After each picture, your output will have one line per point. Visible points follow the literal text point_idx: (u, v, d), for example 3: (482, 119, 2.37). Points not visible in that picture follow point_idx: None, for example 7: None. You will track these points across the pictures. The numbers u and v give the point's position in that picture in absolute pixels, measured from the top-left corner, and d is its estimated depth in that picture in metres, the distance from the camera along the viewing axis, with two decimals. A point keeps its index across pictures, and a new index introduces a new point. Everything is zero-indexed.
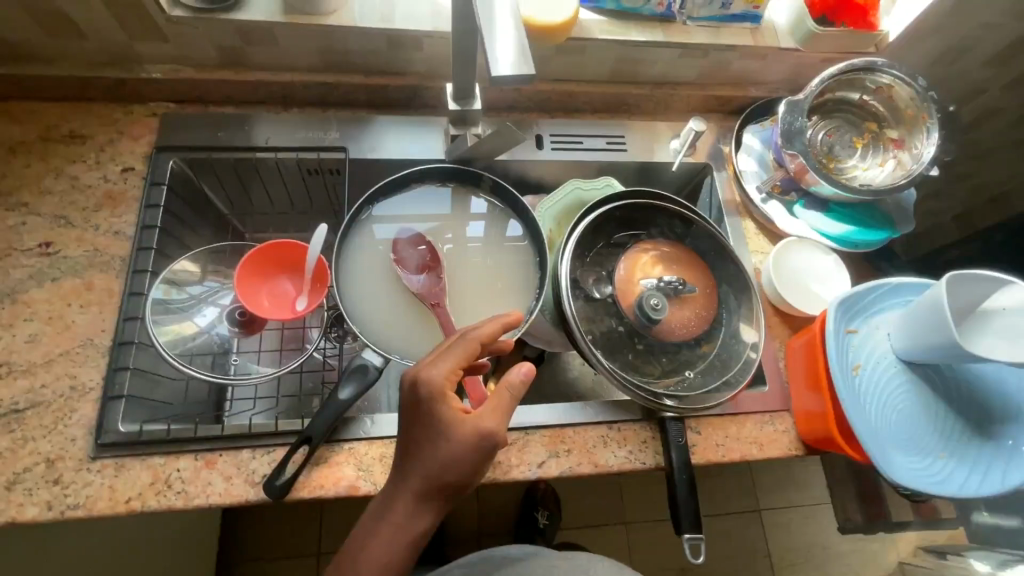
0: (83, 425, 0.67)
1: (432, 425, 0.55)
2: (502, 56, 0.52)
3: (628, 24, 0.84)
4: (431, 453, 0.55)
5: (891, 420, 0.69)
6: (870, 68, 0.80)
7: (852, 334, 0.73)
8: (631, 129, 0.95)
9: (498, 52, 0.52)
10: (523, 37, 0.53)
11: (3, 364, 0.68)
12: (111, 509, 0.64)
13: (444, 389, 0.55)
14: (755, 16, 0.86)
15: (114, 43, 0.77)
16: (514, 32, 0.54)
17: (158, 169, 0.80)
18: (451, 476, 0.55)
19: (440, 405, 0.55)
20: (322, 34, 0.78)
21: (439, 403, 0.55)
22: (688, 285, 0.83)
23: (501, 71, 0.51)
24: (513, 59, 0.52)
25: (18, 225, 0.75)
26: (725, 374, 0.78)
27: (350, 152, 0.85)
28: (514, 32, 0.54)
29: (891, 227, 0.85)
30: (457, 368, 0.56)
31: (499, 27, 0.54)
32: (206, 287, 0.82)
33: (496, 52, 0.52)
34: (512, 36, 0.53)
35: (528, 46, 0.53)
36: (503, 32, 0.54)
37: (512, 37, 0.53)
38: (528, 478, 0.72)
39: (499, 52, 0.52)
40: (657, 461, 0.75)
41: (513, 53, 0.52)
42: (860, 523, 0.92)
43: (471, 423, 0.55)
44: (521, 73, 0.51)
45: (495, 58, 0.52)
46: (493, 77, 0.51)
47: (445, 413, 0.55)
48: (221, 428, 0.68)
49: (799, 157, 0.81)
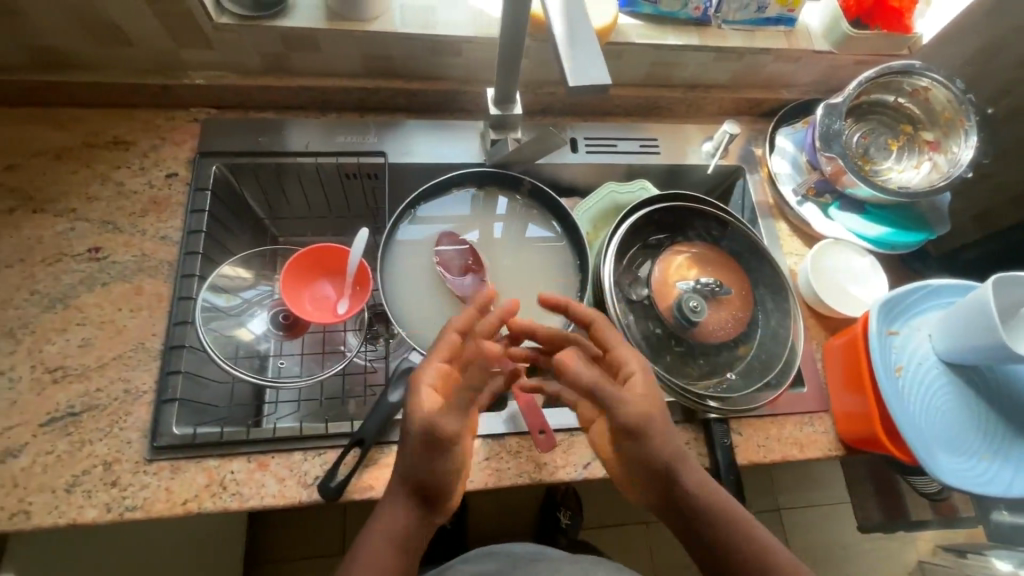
0: (139, 428, 0.68)
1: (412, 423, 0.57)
2: (577, 64, 0.50)
3: (664, 28, 0.85)
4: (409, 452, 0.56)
5: (926, 407, 0.70)
6: (908, 72, 0.81)
7: (893, 335, 0.73)
8: (664, 132, 0.95)
9: (572, 60, 0.50)
10: (597, 45, 0.51)
11: (58, 369, 0.69)
12: (168, 511, 0.65)
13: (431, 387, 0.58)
14: (790, 19, 0.86)
15: (160, 50, 0.78)
16: (591, 41, 0.52)
17: (201, 175, 0.81)
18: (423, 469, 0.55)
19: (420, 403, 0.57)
20: (364, 40, 0.79)
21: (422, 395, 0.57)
22: (724, 287, 0.83)
23: (578, 81, 0.49)
24: (589, 66, 0.50)
25: (67, 231, 0.76)
26: (767, 375, 0.79)
27: (389, 157, 0.86)
28: (589, 40, 0.51)
29: (925, 229, 0.86)
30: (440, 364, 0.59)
31: (566, 36, 0.52)
32: (258, 291, 0.84)
33: (571, 60, 0.50)
34: (588, 45, 0.51)
35: (599, 53, 0.51)
36: (577, 40, 0.51)
37: (587, 45, 0.51)
38: (574, 479, 0.73)
39: (575, 61, 0.50)
40: (700, 463, 0.75)
41: (588, 61, 0.50)
42: (881, 520, 0.96)
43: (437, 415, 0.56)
44: (597, 82, 0.49)
45: (570, 66, 0.50)
46: (570, 87, 0.49)
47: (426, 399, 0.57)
48: (273, 430, 0.69)
49: (837, 159, 0.81)
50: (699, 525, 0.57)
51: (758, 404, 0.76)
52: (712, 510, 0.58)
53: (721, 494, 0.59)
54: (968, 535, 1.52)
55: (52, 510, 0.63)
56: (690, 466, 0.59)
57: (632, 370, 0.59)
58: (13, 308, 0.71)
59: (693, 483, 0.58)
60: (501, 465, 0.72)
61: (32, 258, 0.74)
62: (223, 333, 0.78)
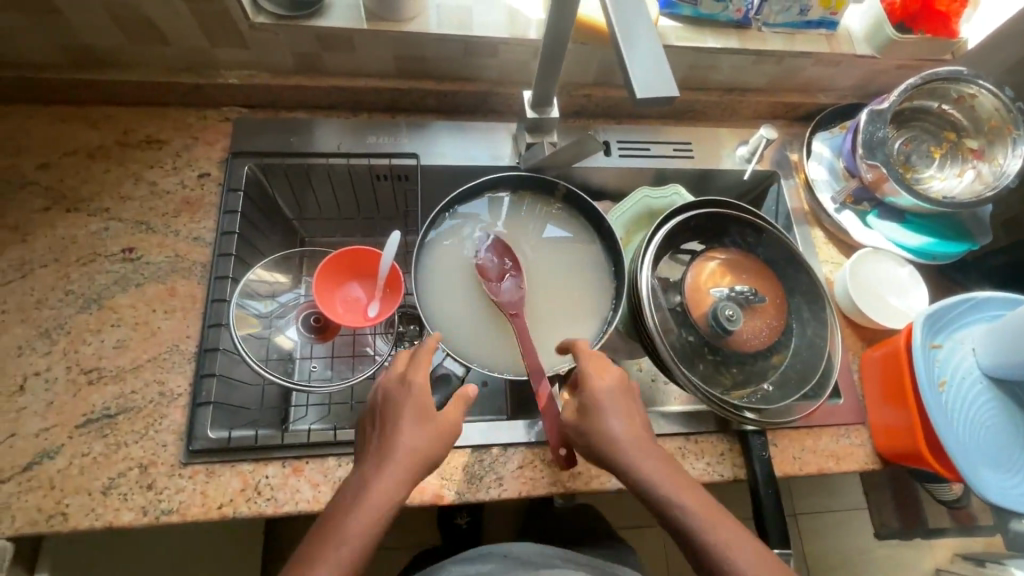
0: (174, 431, 0.68)
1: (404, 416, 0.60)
2: (643, 73, 0.48)
3: (703, 31, 0.83)
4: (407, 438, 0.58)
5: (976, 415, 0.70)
6: (956, 78, 0.79)
7: (936, 349, 0.72)
8: (698, 136, 0.94)
9: (638, 69, 0.48)
10: (661, 51, 0.49)
11: (94, 370, 0.69)
12: (203, 515, 0.65)
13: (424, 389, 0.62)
14: (832, 22, 0.84)
15: (195, 49, 0.77)
16: (654, 46, 0.49)
17: (233, 176, 0.81)
18: (425, 453, 0.59)
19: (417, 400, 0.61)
20: (400, 40, 0.78)
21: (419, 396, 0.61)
22: (760, 295, 0.81)
23: (646, 92, 0.47)
24: (656, 76, 0.48)
25: (101, 230, 0.76)
26: (804, 386, 0.77)
27: (421, 159, 0.85)
28: (653, 46, 0.49)
29: (967, 239, 0.84)
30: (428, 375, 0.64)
31: (631, 41, 0.49)
32: (294, 295, 0.84)
33: (637, 69, 0.48)
34: (652, 51, 0.49)
35: (666, 62, 0.49)
36: (641, 45, 0.49)
37: (651, 51, 0.49)
38: (608, 489, 0.72)
39: (641, 70, 0.48)
40: (735, 474, 0.75)
41: (654, 70, 0.48)
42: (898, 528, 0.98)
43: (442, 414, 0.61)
44: (665, 93, 0.47)
45: (636, 75, 0.48)
46: (639, 99, 0.47)
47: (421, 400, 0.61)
48: (307, 435, 0.69)
49: (879, 167, 0.80)
50: (704, 542, 0.55)
51: (793, 417, 0.76)
52: (693, 508, 0.56)
53: (704, 497, 0.58)
54: (987, 545, 1.50)
55: (89, 512, 0.63)
56: (656, 465, 0.59)
57: (592, 376, 0.63)
58: (49, 308, 0.71)
59: (659, 481, 0.58)
60: (535, 473, 0.71)
61: (67, 258, 0.74)
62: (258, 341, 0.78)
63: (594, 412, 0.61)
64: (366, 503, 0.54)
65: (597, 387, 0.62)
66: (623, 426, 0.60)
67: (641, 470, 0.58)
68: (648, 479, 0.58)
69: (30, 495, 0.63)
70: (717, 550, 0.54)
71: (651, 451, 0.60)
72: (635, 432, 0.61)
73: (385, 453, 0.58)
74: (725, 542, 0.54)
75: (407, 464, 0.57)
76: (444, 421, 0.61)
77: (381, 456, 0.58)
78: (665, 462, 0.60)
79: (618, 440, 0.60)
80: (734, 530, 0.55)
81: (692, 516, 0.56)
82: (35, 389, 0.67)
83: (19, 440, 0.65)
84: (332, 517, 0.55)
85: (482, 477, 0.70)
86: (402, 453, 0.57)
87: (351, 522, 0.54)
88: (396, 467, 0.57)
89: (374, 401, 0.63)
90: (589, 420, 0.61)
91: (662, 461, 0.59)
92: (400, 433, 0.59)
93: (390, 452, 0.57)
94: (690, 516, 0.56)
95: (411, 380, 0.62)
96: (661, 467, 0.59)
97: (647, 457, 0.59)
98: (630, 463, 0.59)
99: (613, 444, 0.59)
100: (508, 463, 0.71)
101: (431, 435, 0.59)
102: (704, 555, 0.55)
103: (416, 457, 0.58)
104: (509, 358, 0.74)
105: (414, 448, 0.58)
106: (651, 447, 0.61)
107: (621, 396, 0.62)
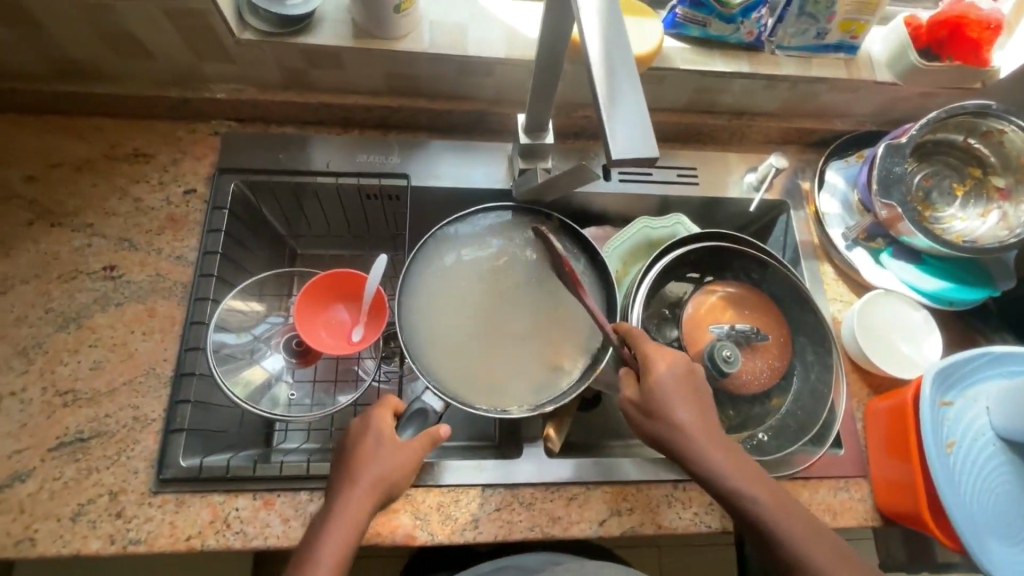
0: (146, 457, 0.67)
1: (369, 442, 0.62)
2: (621, 129, 0.45)
3: (712, 53, 0.79)
4: (373, 461, 0.61)
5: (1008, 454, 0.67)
6: (984, 112, 0.74)
7: (946, 406, 0.67)
8: (704, 161, 0.89)
9: (616, 125, 0.45)
10: (643, 106, 0.46)
11: (69, 392, 0.68)
12: (171, 546, 0.64)
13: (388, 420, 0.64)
14: (851, 46, 0.79)
15: (182, 63, 0.75)
16: (637, 98, 0.46)
17: (219, 193, 0.79)
18: (390, 475, 0.61)
19: (381, 426, 0.64)
20: (391, 58, 0.75)
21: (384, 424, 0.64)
22: (762, 333, 0.77)
23: (622, 152, 0.44)
24: (634, 134, 0.44)
25: (84, 247, 0.75)
26: (804, 436, 0.73)
27: (412, 179, 0.83)
28: (635, 99, 0.46)
29: (988, 284, 0.79)
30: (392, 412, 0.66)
31: (611, 93, 0.46)
32: (268, 325, 0.82)
33: (615, 125, 0.45)
34: (633, 104, 0.46)
35: (648, 116, 0.45)
36: (622, 98, 0.46)
37: (632, 104, 0.46)
38: (588, 535, 0.69)
39: (619, 126, 0.45)
40: (723, 525, 0.71)
41: (633, 127, 0.45)
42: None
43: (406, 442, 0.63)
44: (643, 154, 0.44)
45: (614, 133, 0.44)
46: (614, 158, 0.44)
47: (385, 427, 0.64)
48: (280, 468, 0.67)
49: (895, 207, 0.74)
50: (774, 533, 0.55)
51: (793, 467, 0.73)
52: (762, 497, 0.56)
53: (769, 484, 0.58)
54: None
55: (57, 538, 0.62)
56: (727, 454, 0.58)
57: (657, 362, 0.61)
58: (28, 325, 0.70)
59: (729, 471, 0.57)
60: (512, 516, 0.69)
61: (48, 275, 0.73)
62: (238, 375, 0.76)
63: (660, 398, 0.60)
64: (336, 522, 0.57)
65: (662, 374, 0.61)
66: (692, 415, 0.60)
67: (708, 461, 0.58)
68: (717, 470, 0.57)
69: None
70: (785, 538, 0.55)
71: (719, 439, 0.59)
72: (702, 420, 0.60)
73: (352, 477, 0.60)
74: (792, 529, 0.55)
75: (372, 487, 0.60)
76: (408, 446, 0.63)
77: (347, 480, 0.60)
78: (731, 451, 0.59)
79: (685, 428, 0.59)
80: (797, 517, 0.56)
81: (762, 505, 0.56)
82: (9, 409, 0.67)
83: None
84: (305, 547, 0.57)
85: (458, 518, 0.68)
86: (367, 475, 0.60)
87: (323, 546, 0.56)
88: (362, 489, 0.59)
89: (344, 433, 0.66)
90: (655, 408, 0.60)
91: (730, 451, 0.59)
92: (364, 457, 0.61)
93: (356, 474, 0.60)
94: (759, 505, 0.56)
95: (372, 414, 0.65)
96: (729, 458, 0.58)
97: (716, 447, 0.59)
98: (696, 451, 0.58)
99: (682, 433, 0.59)
100: (485, 505, 0.69)
101: (394, 458, 0.62)
102: (774, 546, 0.55)
103: (379, 480, 0.60)
104: (493, 392, 0.69)
105: (378, 470, 0.60)
106: (715, 434, 0.60)
107: (687, 383, 0.61)
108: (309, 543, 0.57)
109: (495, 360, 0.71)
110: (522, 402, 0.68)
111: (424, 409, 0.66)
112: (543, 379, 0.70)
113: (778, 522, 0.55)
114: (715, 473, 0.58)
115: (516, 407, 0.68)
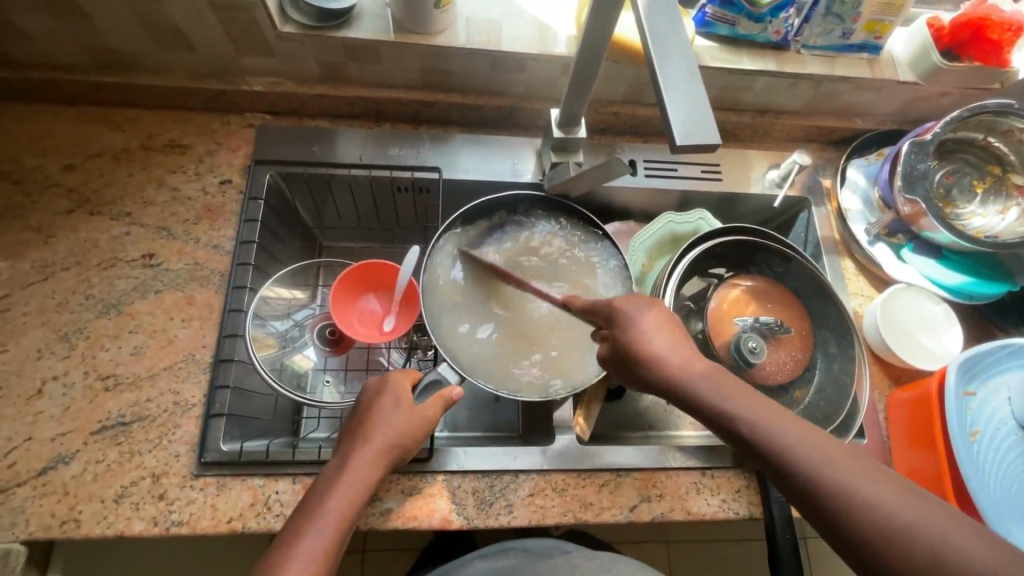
0: (187, 441, 0.68)
1: (382, 410, 0.62)
2: (682, 118, 0.45)
3: (739, 51, 0.80)
4: (385, 425, 0.61)
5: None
6: (1006, 111, 0.76)
7: (969, 397, 0.69)
8: (726, 158, 0.90)
9: (676, 111, 0.45)
10: (701, 93, 0.47)
11: (110, 377, 0.69)
12: (213, 528, 0.65)
13: (404, 387, 0.64)
14: (874, 47, 0.81)
15: (221, 56, 0.76)
16: (695, 87, 0.47)
17: (255, 184, 0.80)
18: (401, 440, 0.61)
19: (394, 393, 0.64)
20: (427, 53, 0.77)
21: (397, 390, 0.64)
22: (785, 325, 0.78)
23: (685, 138, 0.44)
24: (694, 121, 0.45)
25: (122, 234, 0.76)
26: (828, 426, 0.73)
27: (443, 173, 0.84)
28: (693, 86, 0.47)
29: (1007, 279, 0.81)
30: (409, 382, 0.65)
31: (671, 83, 0.47)
32: (307, 316, 0.84)
33: (678, 113, 0.45)
34: (693, 93, 0.46)
35: (708, 104, 0.46)
36: (680, 87, 0.47)
37: (691, 93, 0.46)
38: (620, 521, 0.71)
39: (680, 114, 0.45)
40: (751, 512, 0.73)
41: (692, 115, 0.45)
42: None
43: (419, 412, 0.63)
44: (707, 142, 0.45)
45: (675, 119, 0.45)
46: (677, 146, 0.45)
47: (400, 395, 0.64)
48: (318, 453, 0.69)
49: (919, 203, 0.76)
50: (796, 458, 0.46)
51: None
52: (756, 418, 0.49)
53: (770, 404, 0.50)
54: None
55: (101, 520, 0.63)
56: (712, 378, 0.52)
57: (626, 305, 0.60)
58: (69, 311, 0.71)
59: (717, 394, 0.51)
60: (546, 502, 0.70)
61: (87, 261, 0.74)
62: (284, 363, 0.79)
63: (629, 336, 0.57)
64: (348, 480, 0.58)
65: (635, 313, 0.58)
66: (668, 348, 0.55)
67: (703, 393, 0.52)
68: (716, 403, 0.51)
69: (44, 500, 0.63)
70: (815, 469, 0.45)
71: (702, 366, 0.54)
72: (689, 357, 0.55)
73: (365, 436, 0.60)
74: (799, 446, 0.46)
75: (383, 448, 0.60)
76: (423, 412, 0.63)
77: (361, 438, 0.61)
78: (729, 381, 0.52)
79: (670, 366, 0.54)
80: (803, 430, 0.47)
81: (764, 427, 0.48)
82: (52, 393, 0.68)
83: (35, 443, 0.65)
84: (308, 501, 0.57)
85: (492, 503, 0.69)
86: (379, 437, 0.60)
87: (328, 500, 0.56)
88: (372, 455, 0.60)
89: (359, 392, 0.66)
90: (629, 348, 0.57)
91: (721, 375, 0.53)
92: (379, 417, 0.62)
93: (369, 436, 0.60)
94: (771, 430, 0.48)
95: (391, 377, 0.66)
96: (727, 387, 0.52)
97: (698, 372, 0.53)
98: (689, 388, 0.53)
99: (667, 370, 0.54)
100: (519, 490, 0.70)
101: (410, 424, 0.62)
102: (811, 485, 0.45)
103: (391, 446, 0.60)
104: (515, 377, 0.70)
105: (391, 434, 0.61)
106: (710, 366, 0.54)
107: (665, 320, 0.58)
108: (315, 494, 0.58)
109: (513, 347, 0.73)
110: (535, 390, 0.69)
111: (438, 379, 0.67)
112: (558, 369, 0.71)
113: (784, 440, 0.47)
114: (698, 401, 0.52)
115: (527, 392, 0.69)
